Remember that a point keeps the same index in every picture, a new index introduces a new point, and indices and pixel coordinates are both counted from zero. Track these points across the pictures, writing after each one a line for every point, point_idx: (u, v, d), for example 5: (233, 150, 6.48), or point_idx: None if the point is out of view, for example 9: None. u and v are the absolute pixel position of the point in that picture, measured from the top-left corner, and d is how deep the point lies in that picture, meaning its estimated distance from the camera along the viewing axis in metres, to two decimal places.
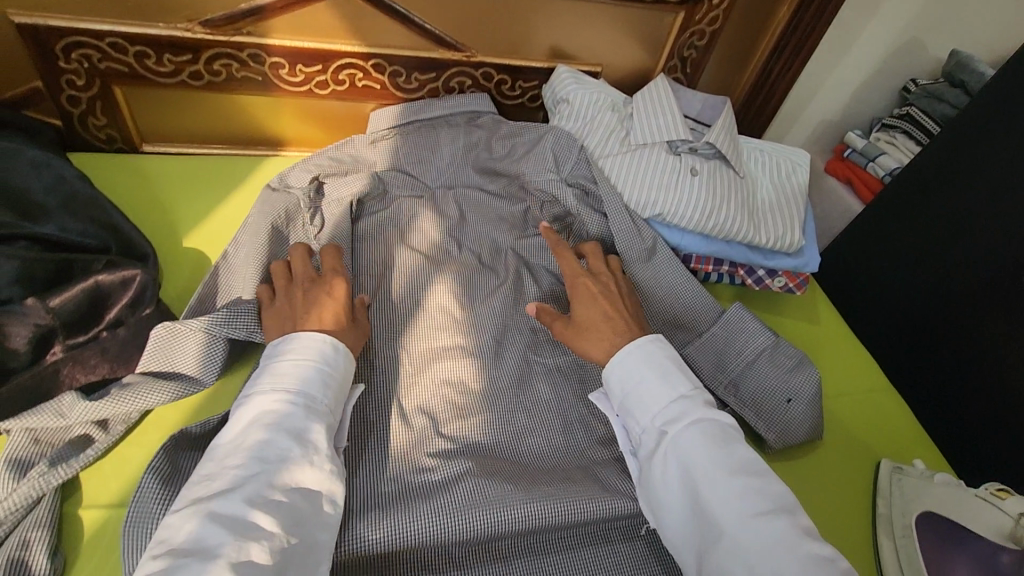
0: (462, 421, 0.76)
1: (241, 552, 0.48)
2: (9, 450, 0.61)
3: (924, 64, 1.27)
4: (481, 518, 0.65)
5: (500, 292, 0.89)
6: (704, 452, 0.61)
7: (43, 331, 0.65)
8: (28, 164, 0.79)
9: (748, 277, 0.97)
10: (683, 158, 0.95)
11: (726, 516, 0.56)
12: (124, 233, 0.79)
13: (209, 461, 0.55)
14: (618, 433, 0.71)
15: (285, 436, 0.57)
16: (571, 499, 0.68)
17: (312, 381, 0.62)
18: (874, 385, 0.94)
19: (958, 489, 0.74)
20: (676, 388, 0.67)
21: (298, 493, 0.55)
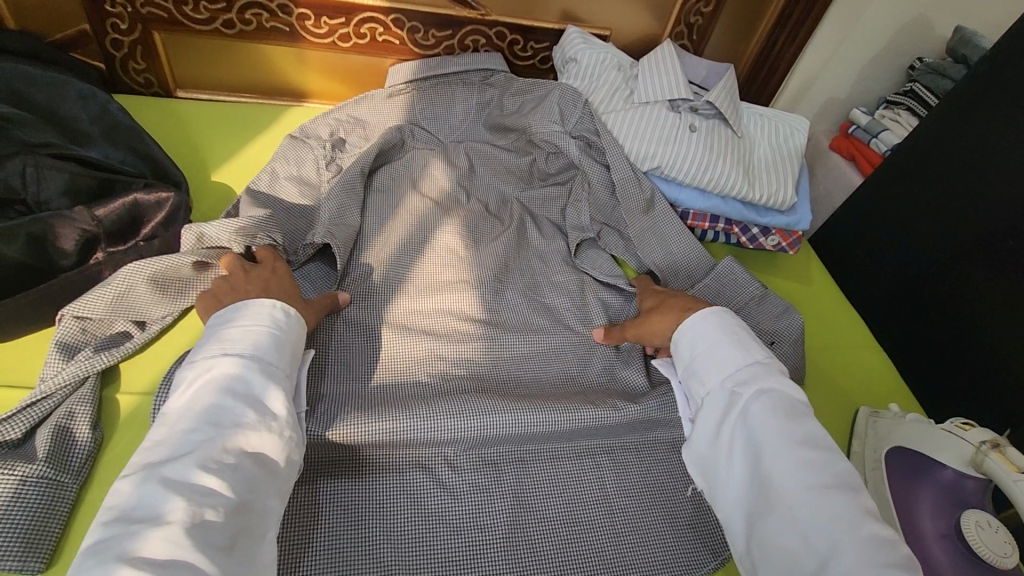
0: (462, 346, 0.81)
1: (196, 515, 0.48)
2: (60, 334, 0.68)
3: (931, 42, 1.29)
4: (474, 426, 0.70)
5: (502, 239, 0.94)
6: (773, 424, 0.62)
7: (88, 237, 0.72)
8: (74, 94, 0.85)
9: (742, 235, 1.01)
10: (683, 116, 0.99)
11: (787, 484, 0.59)
12: (158, 161, 0.84)
13: (160, 428, 0.55)
14: (679, 398, 0.75)
15: (239, 403, 0.56)
16: (558, 414, 0.73)
17: (265, 346, 0.62)
18: (860, 342, 0.98)
19: (927, 425, 0.76)
20: (751, 354, 0.69)
21: (253, 461, 0.55)
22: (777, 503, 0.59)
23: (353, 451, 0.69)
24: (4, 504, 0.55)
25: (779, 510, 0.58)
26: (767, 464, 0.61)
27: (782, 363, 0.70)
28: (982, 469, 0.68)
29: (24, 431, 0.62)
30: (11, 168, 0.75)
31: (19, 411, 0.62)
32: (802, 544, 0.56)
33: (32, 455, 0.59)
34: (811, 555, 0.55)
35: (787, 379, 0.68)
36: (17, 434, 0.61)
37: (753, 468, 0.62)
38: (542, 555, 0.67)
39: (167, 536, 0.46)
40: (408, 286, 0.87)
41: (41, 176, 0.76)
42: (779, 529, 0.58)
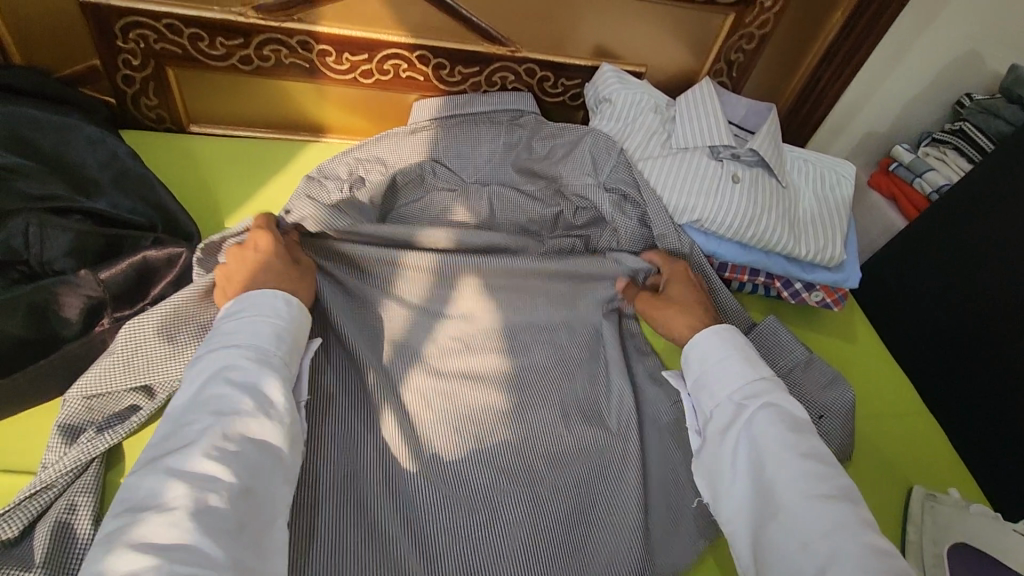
0: (490, 419, 0.76)
1: (200, 502, 0.48)
2: (63, 414, 0.64)
3: (981, 78, 1.22)
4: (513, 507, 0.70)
5: (524, 297, 0.88)
6: (777, 434, 0.63)
7: (93, 303, 0.69)
8: (84, 140, 0.82)
9: (784, 289, 0.95)
10: (725, 164, 0.93)
11: (788, 494, 0.59)
12: (170, 212, 0.81)
13: (163, 421, 0.55)
14: (686, 410, 0.74)
15: (239, 391, 0.56)
16: (579, 476, 0.74)
17: (262, 334, 0.62)
18: (910, 409, 0.92)
19: (994, 520, 0.72)
20: (757, 369, 0.70)
21: (254, 445, 0.54)
22: (779, 510, 0.59)
23: (378, 538, 0.65)
24: None
25: (779, 517, 0.58)
26: (770, 473, 0.61)
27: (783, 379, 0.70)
28: None
29: (21, 528, 0.57)
30: (14, 226, 0.72)
31: (15, 505, 0.58)
32: (801, 550, 0.56)
33: (31, 556, 0.56)
34: (810, 560, 0.55)
35: (790, 396, 0.68)
36: (16, 531, 0.57)
37: (754, 476, 0.62)
38: None
39: (174, 522, 0.46)
40: (430, 349, 0.81)
41: (44, 235, 0.73)
42: (782, 535, 0.57)
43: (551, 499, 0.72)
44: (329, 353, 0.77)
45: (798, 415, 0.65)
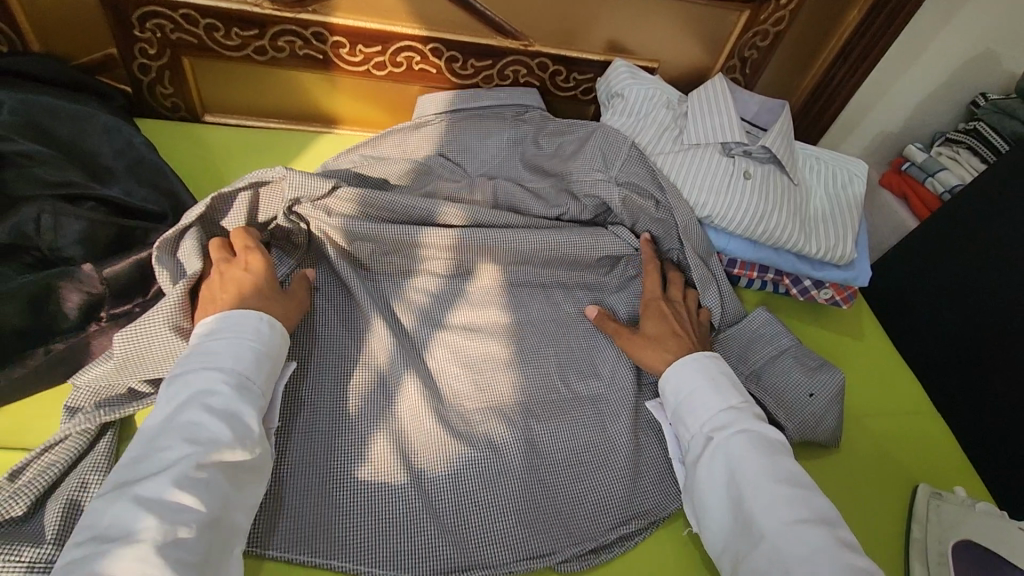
0: (499, 417, 0.76)
1: (168, 534, 0.50)
2: (70, 396, 0.66)
3: (996, 78, 1.21)
4: (522, 495, 0.70)
5: (535, 291, 0.90)
6: (755, 461, 0.65)
7: (91, 299, 0.71)
8: (101, 128, 0.84)
9: (793, 286, 0.96)
10: (736, 160, 0.93)
11: (768, 520, 0.61)
12: (181, 201, 0.82)
13: (136, 442, 0.56)
14: (669, 441, 0.77)
15: (212, 418, 0.57)
16: (583, 465, 0.75)
17: (244, 359, 0.62)
18: (918, 407, 0.92)
19: (999, 520, 0.71)
20: (725, 399, 0.71)
21: (225, 475, 0.55)
22: (762, 538, 0.61)
23: (387, 523, 0.66)
24: None
25: (763, 545, 0.60)
26: (748, 503, 0.63)
27: (759, 407, 0.72)
28: None
29: (29, 504, 0.58)
30: (27, 214, 0.74)
31: (15, 484, 0.58)
32: None
33: (41, 533, 0.57)
34: None
35: (762, 422, 0.70)
36: (22, 509, 0.58)
37: (733, 507, 0.64)
38: None
39: (139, 556, 0.48)
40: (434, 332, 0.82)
41: (58, 223, 0.75)
42: (763, 564, 0.59)
43: (560, 498, 0.72)
44: (342, 341, 0.78)
45: (771, 439, 0.67)
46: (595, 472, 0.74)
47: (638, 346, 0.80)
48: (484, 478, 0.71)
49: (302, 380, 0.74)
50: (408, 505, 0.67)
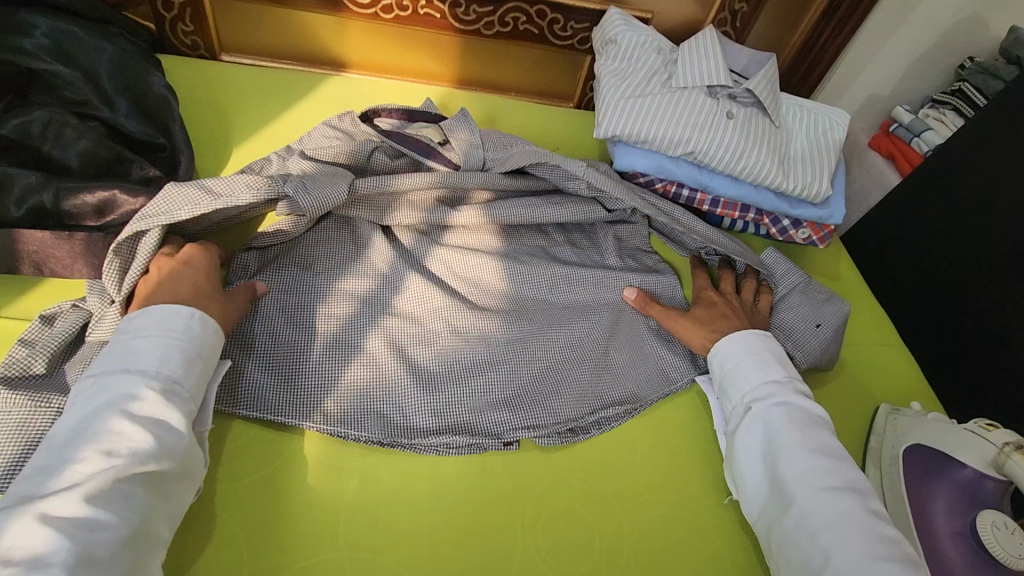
0: (487, 327, 0.82)
1: (82, 552, 0.48)
2: (49, 306, 0.66)
3: (982, 42, 1.25)
4: (507, 386, 0.78)
5: (524, 229, 0.95)
6: (790, 432, 0.69)
7: (38, 210, 0.70)
8: (109, 62, 0.86)
9: (772, 226, 1.01)
10: (720, 102, 0.99)
11: (801, 490, 0.65)
12: (172, 132, 0.85)
13: (45, 453, 0.53)
14: (714, 411, 0.80)
15: (133, 428, 0.55)
16: (561, 367, 0.81)
17: (170, 362, 0.60)
18: (887, 340, 0.97)
19: (948, 424, 0.75)
20: (770, 373, 0.75)
21: (144, 486, 0.54)
22: (792, 504, 0.65)
23: (385, 407, 0.73)
24: (43, 433, 0.58)
25: (793, 512, 0.64)
26: (782, 474, 0.67)
27: (804, 383, 0.75)
28: (1003, 471, 0.67)
29: (49, 363, 0.63)
30: (36, 116, 0.76)
31: (33, 347, 0.63)
32: (811, 543, 0.62)
33: (65, 387, 0.61)
34: (819, 550, 0.61)
35: (802, 397, 0.74)
36: (42, 366, 0.62)
37: (769, 476, 0.68)
38: (539, 513, 0.69)
39: None
40: (427, 249, 0.88)
41: (62, 134, 0.76)
42: (794, 529, 0.64)
43: (541, 395, 0.78)
44: (347, 253, 0.85)
45: (809, 414, 0.71)
46: (568, 372, 0.80)
47: (674, 322, 0.84)
48: (474, 377, 0.77)
49: (307, 285, 0.80)
50: (400, 391, 0.74)
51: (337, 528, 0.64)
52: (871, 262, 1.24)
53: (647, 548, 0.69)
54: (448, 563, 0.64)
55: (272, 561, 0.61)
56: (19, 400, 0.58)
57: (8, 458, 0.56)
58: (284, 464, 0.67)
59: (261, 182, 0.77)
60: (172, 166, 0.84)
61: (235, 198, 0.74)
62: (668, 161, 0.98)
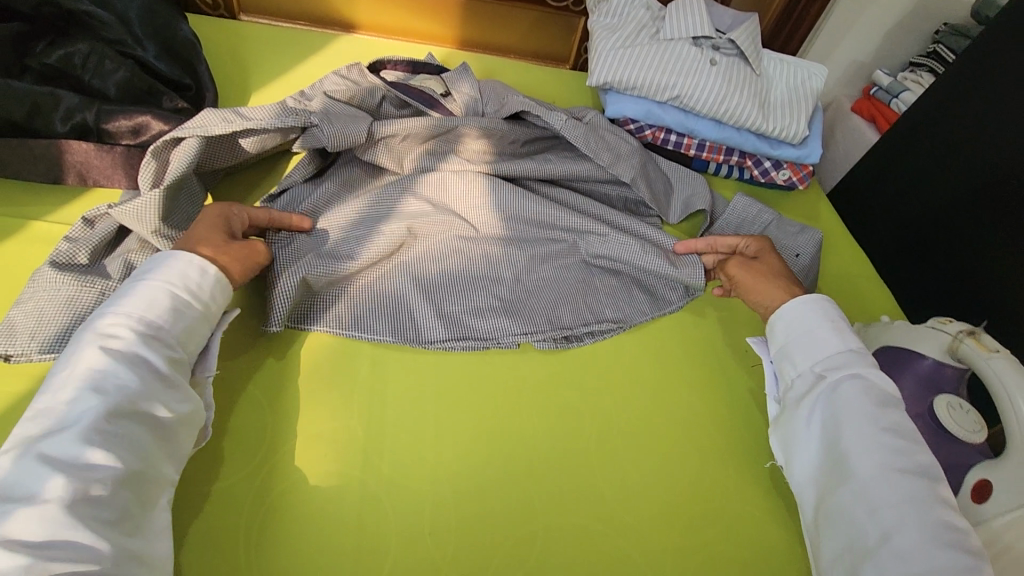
0: (485, 248, 0.87)
1: (76, 489, 0.48)
2: (90, 209, 0.72)
3: (957, 7, 1.33)
4: (507, 293, 0.83)
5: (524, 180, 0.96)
6: (862, 406, 0.65)
7: (81, 127, 0.78)
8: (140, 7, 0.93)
9: (755, 168, 1.08)
10: (704, 51, 1.06)
11: (863, 465, 0.62)
12: (197, 72, 0.92)
13: (42, 400, 0.54)
14: (768, 377, 0.76)
15: (130, 371, 0.55)
16: (559, 290, 0.85)
17: (161, 309, 0.60)
18: (865, 274, 1.02)
19: (913, 325, 0.80)
20: (847, 342, 0.71)
21: (140, 428, 0.54)
22: (851, 479, 0.62)
23: (393, 312, 0.78)
24: (90, 307, 0.65)
25: (852, 485, 0.61)
26: (845, 447, 0.64)
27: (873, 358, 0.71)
28: (959, 355, 0.74)
29: (92, 255, 0.69)
30: (79, 50, 0.86)
31: (77, 242, 0.69)
32: (868, 519, 0.59)
33: (108, 274, 0.68)
34: (877, 526, 0.58)
35: (878, 370, 0.69)
36: (85, 257, 0.69)
37: (826, 449, 0.65)
38: (539, 408, 0.74)
39: (45, 515, 0.46)
40: (424, 196, 0.88)
41: (102, 65, 0.85)
42: (849, 501, 0.61)
43: (537, 307, 0.82)
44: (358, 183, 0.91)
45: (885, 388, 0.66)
46: (562, 293, 0.85)
47: (762, 289, 0.80)
48: (476, 286, 0.83)
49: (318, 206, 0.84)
50: (406, 299, 0.80)
51: (348, 416, 0.69)
52: (855, 215, 1.30)
53: (640, 452, 0.73)
54: (459, 450, 0.69)
55: (285, 432, 0.67)
56: (68, 279, 0.65)
57: (57, 327, 0.63)
58: (299, 360, 0.73)
59: (289, 111, 0.82)
60: (197, 102, 0.91)
61: (265, 122, 0.79)
62: (655, 107, 1.06)
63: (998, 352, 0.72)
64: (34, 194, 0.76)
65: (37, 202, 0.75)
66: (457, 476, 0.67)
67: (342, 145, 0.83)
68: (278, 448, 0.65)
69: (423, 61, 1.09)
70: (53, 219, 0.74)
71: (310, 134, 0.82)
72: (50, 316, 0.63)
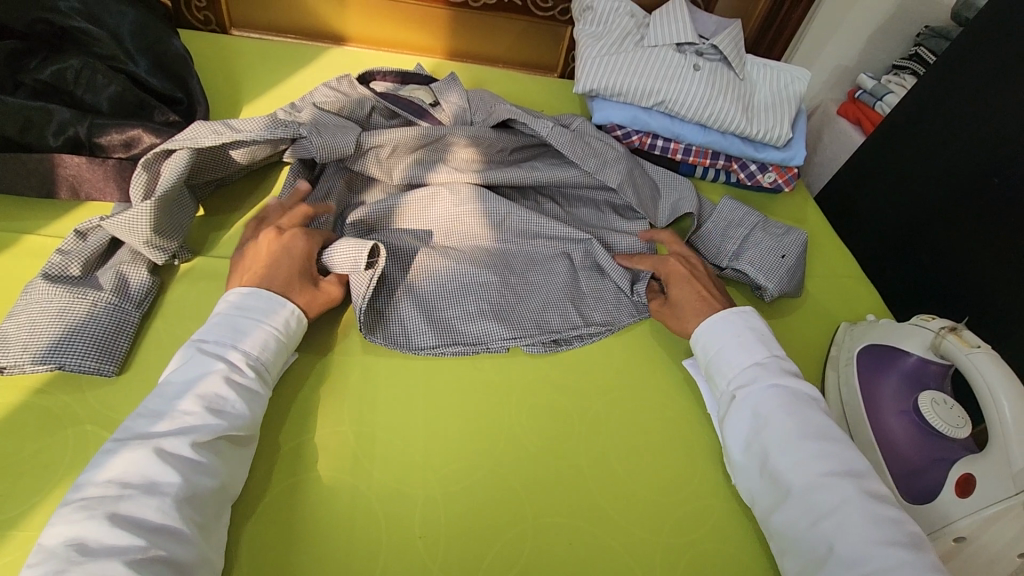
0: (473, 253, 0.88)
1: (186, 491, 0.53)
2: (82, 223, 0.73)
3: (938, 10, 1.35)
4: (496, 297, 0.83)
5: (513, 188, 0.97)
6: (785, 420, 0.66)
7: (75, 142, 0.79)
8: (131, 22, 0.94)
9: (741, 171, 1.09)
10: (688, 57, 1.08)
11: (795, 477, 0.62)
12: (189, 86, 0.93)
13: (154, 400, 0.58)
14: (706, 397, 0.79)
15: (241, 400, 0.61)
16: (545, 297, 0.85)
17: (268, 350, 0.66)
18: (853, 274, 1.03)
19: (898, 323, 0.81)
20: (752, 355, 0.73)
21: (233, 446, 0.59)
22: (787, 493, 0.62)
23: (384, 318, 0.79)
24: (82, 317, 0.66)
25: (792, 496, 0.62)
26: (774, 463, 0.64)
27: (787, 361, 0.73)
28: (941, 352, 0.74)
29: (85, 267, 0.71)
30: (72, 64, 0.87)
31: (69, 254, 0.70)
32: (810, 528, 0.59)
33: (99, 285, 0.69)
34: (818, 535, 0.59)
35: (789, 376, 0.71)
36: (77, 269, 0.70)
37: (761, 465, 0.65)
38: (529, 412, 0.75)
39: (158, 505, 0.51)
40: (410, 212, 0.89)
41: (95, 80, 0.87)
42: (792, 514, 0.61)
43: (526, 312, 0.83)
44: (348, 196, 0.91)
45: (800, 393, 0.68)
46: (554, 298, 0.86)
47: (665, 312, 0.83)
48: (466, 290, 0.83)
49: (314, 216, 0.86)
50: (396, 306, 0.81)
51: (336, 422, 0.70)
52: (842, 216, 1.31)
53: (628, 455, 0.73)
54: (448, 453, 0.69)
55: (274, 439, 0.67)
56: (60, 291, 0.66)
57: (49, 338, 0.64)
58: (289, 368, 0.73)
59: (277, 122, 0.82)
60: (189, 115, 0.92)
61: (253, 134, 0.80)
62: (641, 113, 1.07)
63: (980, 347, 0.71)
64: (27, 208, 0.77)
65: (30, 216, 0.76)
66: (447, 480, 0.67)
67: (331, 157, 0.84)
68: (267, 455, 0.66)
69: (411, 72, 1.10)
70: (46, 232, 0.75)
71: (300, 145, 0.83)
72: (42, 327, 0.64)
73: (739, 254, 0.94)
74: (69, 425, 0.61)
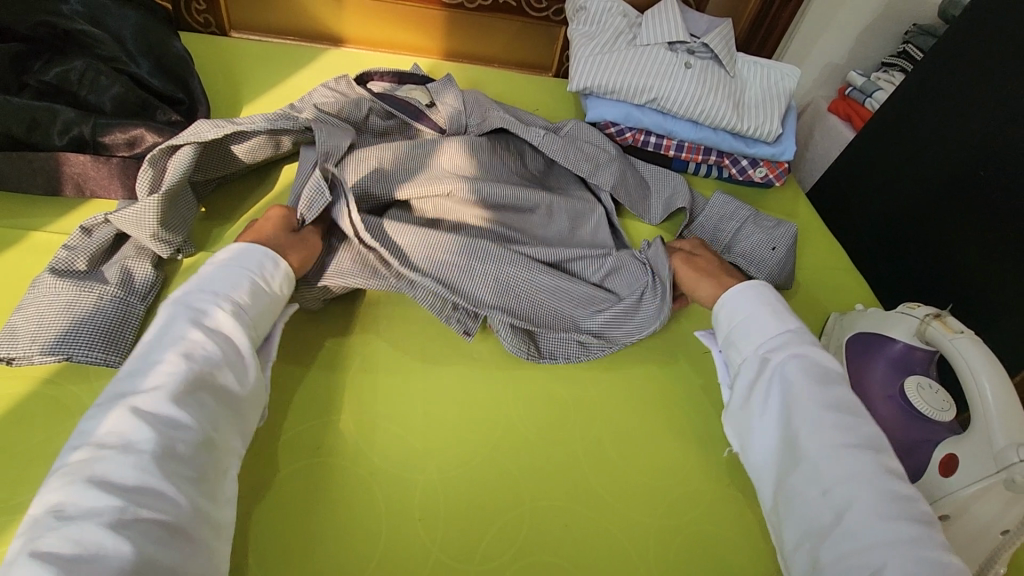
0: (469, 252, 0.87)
1: (165, 447, 0.51)
2: (88, 220, 0.75)
3: (925, 8, 1.37)
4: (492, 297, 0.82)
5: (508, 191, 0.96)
6: (808, 386, 0.66)
7: (78, 140, 0.81)
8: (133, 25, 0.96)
9: (732, 166, 1.11)
10: (679, 55, 1.10)
11: (814, 445, 0.63)
12: (190, 86, 0.95)
13: (132, 361, 0.58)
14: (720, 366, 0.79)
15: (216, 343, 0.60)
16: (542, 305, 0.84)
17: (242, 290, 0.65)
18: (843, 266, 1.05)
19: (884, 311, 0.83)
20: (783, 323, 0.73)
21: (217, 397, 0.58)
22: (803, 459, 0.63)
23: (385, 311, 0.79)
24: (89, 311, 0.68)
25: (807, 462, 0.62)
26: (797, 431, 0.64)
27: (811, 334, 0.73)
28: (926, 339, 0.76)
29: (91, 262, 0.73)
30: (76, 66, 0.89)
31: (75, 250, 0.72)
32: (822, 500, 0.60)
33: (105, 279, 0.71)
34: (830, 506, 0.59)
35: (816, 348, 0.71)
36: (83, 264, 0.72)
37: (783, 433, 0.66)
38: (526, 401, 0.76)
39: (136, 462, 0.49)
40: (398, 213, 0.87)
41: (98, 81, 0.88)
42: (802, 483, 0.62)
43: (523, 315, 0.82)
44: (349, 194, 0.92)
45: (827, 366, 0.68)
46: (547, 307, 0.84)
47: (694, 282, 0.84)
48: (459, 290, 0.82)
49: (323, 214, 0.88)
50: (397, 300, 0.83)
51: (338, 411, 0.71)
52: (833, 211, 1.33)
53: (623, 441, 0.75)
54: (448, 440, 0.71)
55: (278, 428, 0.69)
56: (67, 286, 0.68)
57: (58, 330, 0.66)
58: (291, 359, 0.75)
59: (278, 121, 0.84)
60: (190, 115, 0.94)
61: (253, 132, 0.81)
62: (635, 110, 1.09)
63: (963, 333, 0.73)
64: (32, 205, 0.79)
65: (35, 213, 0.78)
66: (446, 465, 0.69)
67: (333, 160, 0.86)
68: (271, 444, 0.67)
69: (408, 72, 1.12)
70: (51, 229, 0.77)
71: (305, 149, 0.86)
72: (51, 320, 0.66)
73: (730, 247, 0.97)
74: (78, 415, 0.62)
